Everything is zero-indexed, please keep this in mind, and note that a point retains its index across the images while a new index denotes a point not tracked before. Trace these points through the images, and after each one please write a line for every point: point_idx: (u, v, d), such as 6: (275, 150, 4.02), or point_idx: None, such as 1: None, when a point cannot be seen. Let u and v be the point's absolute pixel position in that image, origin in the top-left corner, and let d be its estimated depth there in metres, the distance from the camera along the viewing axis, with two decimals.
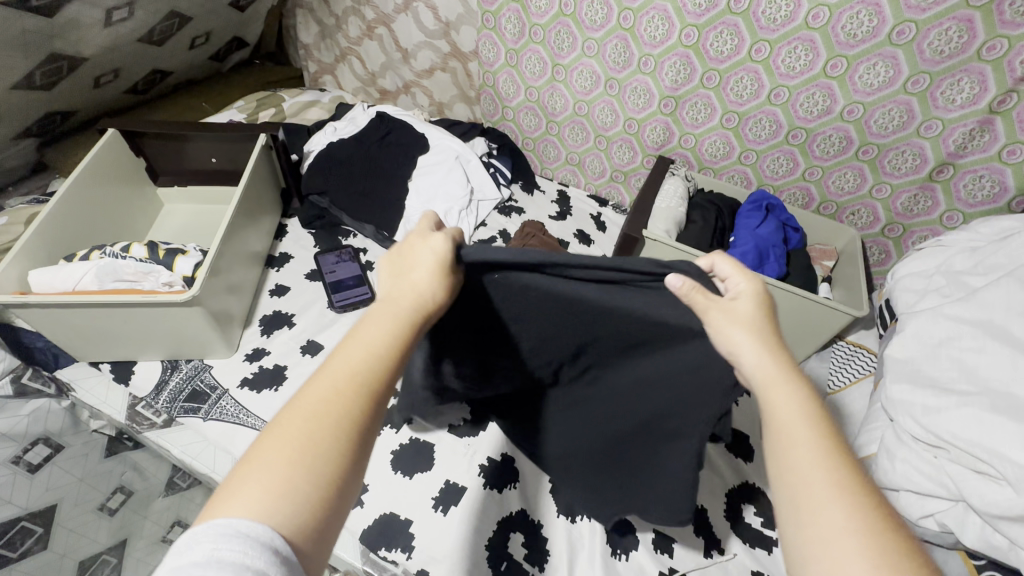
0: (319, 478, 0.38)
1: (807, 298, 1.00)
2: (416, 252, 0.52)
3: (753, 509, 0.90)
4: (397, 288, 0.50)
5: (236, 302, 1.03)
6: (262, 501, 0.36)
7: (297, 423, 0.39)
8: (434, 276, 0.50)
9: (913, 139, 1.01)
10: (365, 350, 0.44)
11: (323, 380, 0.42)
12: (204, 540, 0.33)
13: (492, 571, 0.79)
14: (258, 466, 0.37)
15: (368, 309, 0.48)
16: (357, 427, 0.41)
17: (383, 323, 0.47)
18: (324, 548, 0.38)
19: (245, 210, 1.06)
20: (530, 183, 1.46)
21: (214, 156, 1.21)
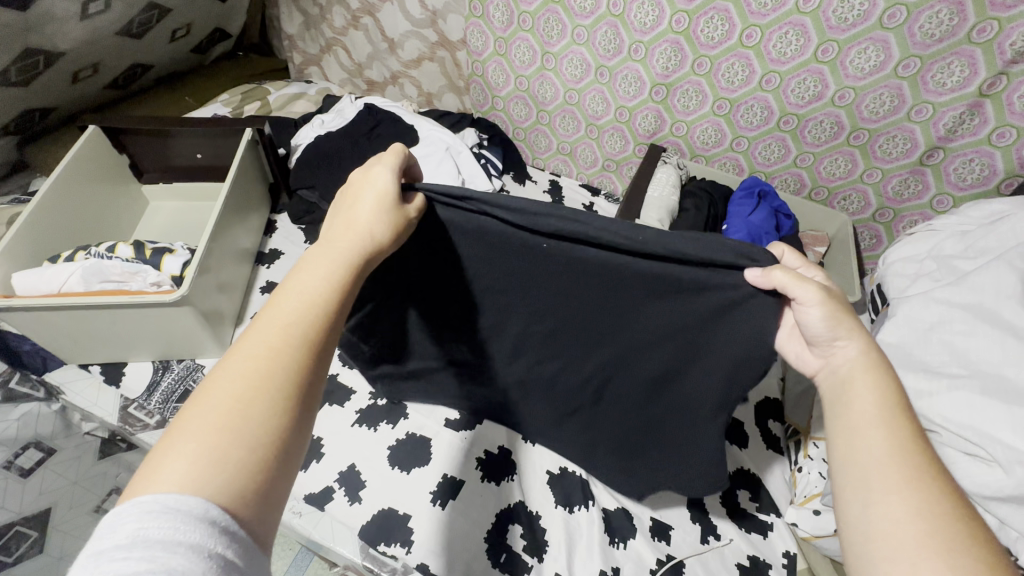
0: (254, 438, 0.37)
1: None
2: (355, 198, 0.51)
3: (748, 494, 0.91)
4: (336, 237, 0.49)
5: (227, 300, 1.02)
6: (192, 469, 0.34)
7: (228, 385, 0.38)
8: (375, 221, 0.49)
9: (904, 124, 1.01)
10: (298, 303, 0.43)
11: (255, 338, 0.41)
12: (129, 518, 0.31)
13: (492, 563, 0.79)
14: (186, 433, 0.36)
15: (303, 259, 0.47)
16: (294, 382, 0.40)
17: (319, 274, 0.46)
18: (271, 513, 0.36)
19: (232, 207, 1.04)
20: (522, 174, 1.46)
21: (199, 152, 1.17)
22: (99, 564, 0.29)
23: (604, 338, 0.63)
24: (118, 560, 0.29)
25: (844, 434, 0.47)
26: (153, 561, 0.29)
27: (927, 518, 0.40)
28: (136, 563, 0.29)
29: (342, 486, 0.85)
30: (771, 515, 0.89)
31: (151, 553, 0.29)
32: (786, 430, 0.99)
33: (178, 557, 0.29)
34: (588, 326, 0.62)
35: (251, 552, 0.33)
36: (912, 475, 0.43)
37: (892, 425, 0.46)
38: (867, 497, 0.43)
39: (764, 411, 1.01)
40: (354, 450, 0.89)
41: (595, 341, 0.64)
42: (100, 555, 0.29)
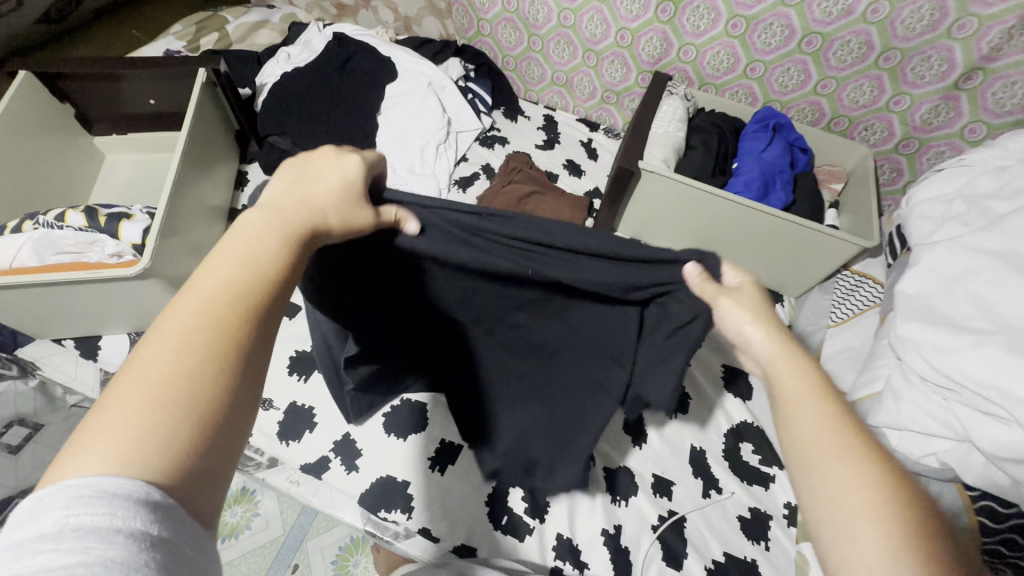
0: (196, 410, 0.31)
1: (813, 230, 0.93)
2: (318, 171, 0.45)
3: (751, 447, 0.90)
4: (290, 204, 0.42)
5: (199, 264, 0.95)
6: (123, 449, 0.28)
7: (167, 352, 0.32)
8: (335, 199, 0.44)
9: (941, 42, 0.90)
10: (247, 266, 0.37)
11: (200, 302, 0.35)
12: (55, 506, 0.25)
13: (493, 525, 0.79)
14: (120, 399, 0.30)
15: (254, 215, 0.40)
16: (241, 354, 0.34)
17: (265, 237, 0.39)
18: (215, 493, 0.31)
19: (194, 160, 0.94)
20: (513, 109, 1.33)
21: (152, 97, 1.04)
22: (18, 559, 0.23)
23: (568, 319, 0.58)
24: (44, 552, 0.23)
25: (781, 410, 0.45)
26: (87, 552, 0.24)
27: (883, 501, 0.37)
28: (65, 556, 0.23)
29: (338, 455, 0.83)
30: (773, 467, 0.88)
31: (84, 544, 0.24)
32: None
33: (117, 548, 0.24)
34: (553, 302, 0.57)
35: (197, 536, 0.28)
36: (848, 436, 0.40)
37: (820, 396, 0.43)
38: (820, 488, 0.39)
39: None
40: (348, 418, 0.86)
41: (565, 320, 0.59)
42: (19, 546, 0.24)
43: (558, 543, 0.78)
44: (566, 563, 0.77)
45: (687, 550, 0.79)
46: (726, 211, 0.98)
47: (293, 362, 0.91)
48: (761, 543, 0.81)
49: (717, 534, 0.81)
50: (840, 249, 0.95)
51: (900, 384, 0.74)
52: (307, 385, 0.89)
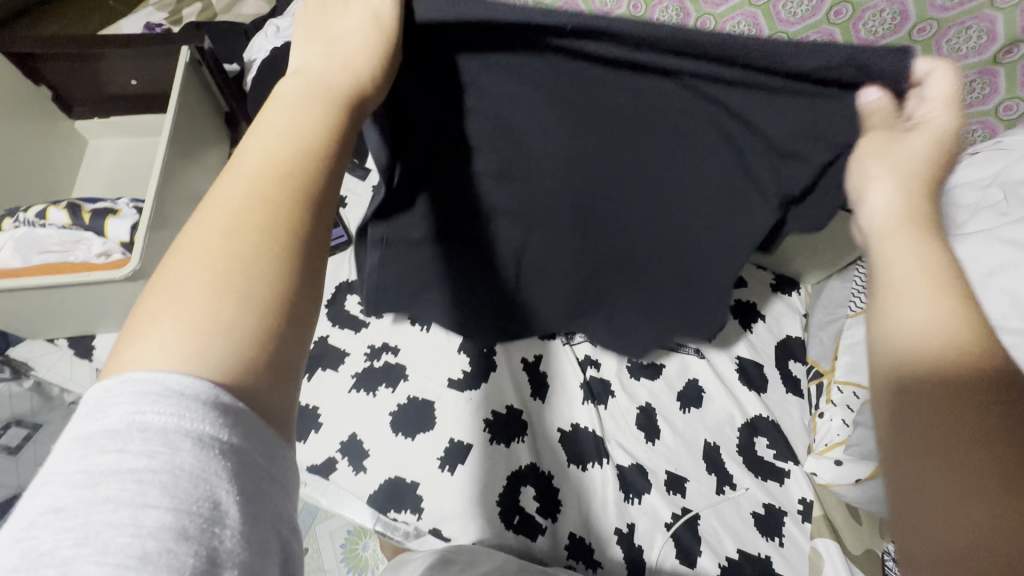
0: (255, 297, 0.27)
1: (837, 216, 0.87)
2: (345, 24, 0.38)
3: (765, 442, 0.89)
4: (321, 73, 0.36)
5: None
6: (182, 340, 0.25)
7: (214, 236, 0.28)
8: (373, 61, 0.38)
9: (983, 11, 0.83)
10: (282, 142, 0.32)
11: (240, 182, 0.30)
12: (121, 399, 0.23)
13: (505, 526, 0.77)
14: (171, 290, 0.27)
15: (285, 89, 0.35)
16: (296, 233, 0.30)
17: (305, 116, 0.34)
18: (284, 386, 0.27)
19: (181, 146, 0.88)
20: None
21: (134, 78, 0.98)
22: (86, 456, 0.22)
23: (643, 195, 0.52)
24: (112, 452, 0.22)
25: (878, 297, 0.39)
26: (155, 455, 0.22)
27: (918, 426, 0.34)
28: (133, 459, 0.22)
29: (345, 455, 0.81)
30: (788, 462, 0.87)
31: (152, 447, 0.22)
32: (807, 371, 0.97)
33: (184, 455, 0.22)
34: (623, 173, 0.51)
35: (266, 435, 0.25)
36: (937, 351, 0.35)
37: (933, 291, 0.37)
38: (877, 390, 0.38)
39: (783, 352, 0.98)
40: (354, 417, 0.84)
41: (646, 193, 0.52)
42: (88, 440, 0.22)
43: (571, 541, 0.78)
44: (579, 563, 0.76)
45: (701, 548, 0.78)
46: None
47: None
48: (774, 539, 0.81)
49: (730, 530, 0.81)
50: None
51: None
52: (311, 384, 0.86)
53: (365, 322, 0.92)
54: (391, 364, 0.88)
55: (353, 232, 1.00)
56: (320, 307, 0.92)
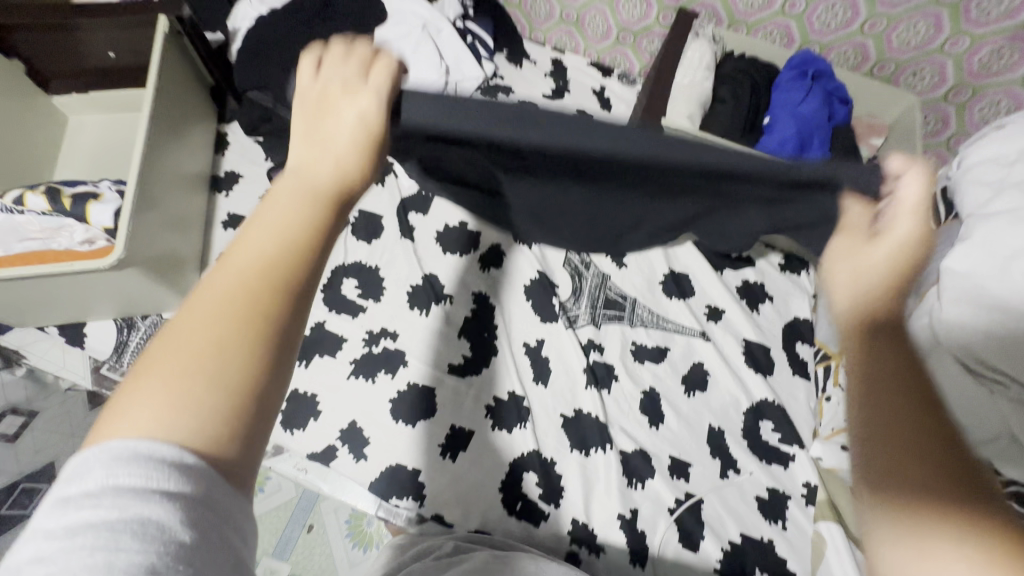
0: (228, 378, 0.26)
1: None
2: (338, 113, 0.37)
3: (770, 425, 0.87)
4: (315, 160, 0.35)
5: (184, 240, 0.86)
6: (156, 416, 0.24)
7: (198, 313, 0.27)
8: (364, 150, 0.36)
9: None
10: (272, 229, 0.31)
11: (228, 262, 0.29)
12: (95, 464, 0.22)
13: (508, 512, 0.77)
14: (153, 375, 0.25)
15: (278, 179, 0.34)
16: (272, 315, 0.28)
17: (295, 202, 0.32)
18: (251, 461, 0.26)
19: (164, 125, 0.84)
20: (518, 53, 1.19)
21: (112, 50, 0.92)
22: (65, 514, 0.21)
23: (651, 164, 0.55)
24: (85, 509, 0.21)
25: (847, 317, 0.39)
26: (125, 509, 0.21)
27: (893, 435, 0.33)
28: (104, 514, 0.21)
29: (345, 443, 0.80)
30: (793, 446, 0.86)
31: (122, 502, 0.21)
32: (814, 354, 0.95)
33: (153, 507, 0.21)
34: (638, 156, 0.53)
35: (231, 504, 0.24)
36: (896, 368, 0.35)
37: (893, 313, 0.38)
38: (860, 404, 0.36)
39: (791, 334, 0.96)
40: (353, 405, 0.82)
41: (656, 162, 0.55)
42: (66, 502, 0.22)
43: (573, 527, 0.77)
44: (582, 547, 0.76)
45: (704, 532, 0.78)
46: None
47: None
48: (778, 523, 0.80)
49: (734, 514, 0.80)
50: None
51: (936, 373, 0.69)
52: (309, 370, 0.84)
53: (362, 307, 0.89)
54: (390, 349, 0.86)
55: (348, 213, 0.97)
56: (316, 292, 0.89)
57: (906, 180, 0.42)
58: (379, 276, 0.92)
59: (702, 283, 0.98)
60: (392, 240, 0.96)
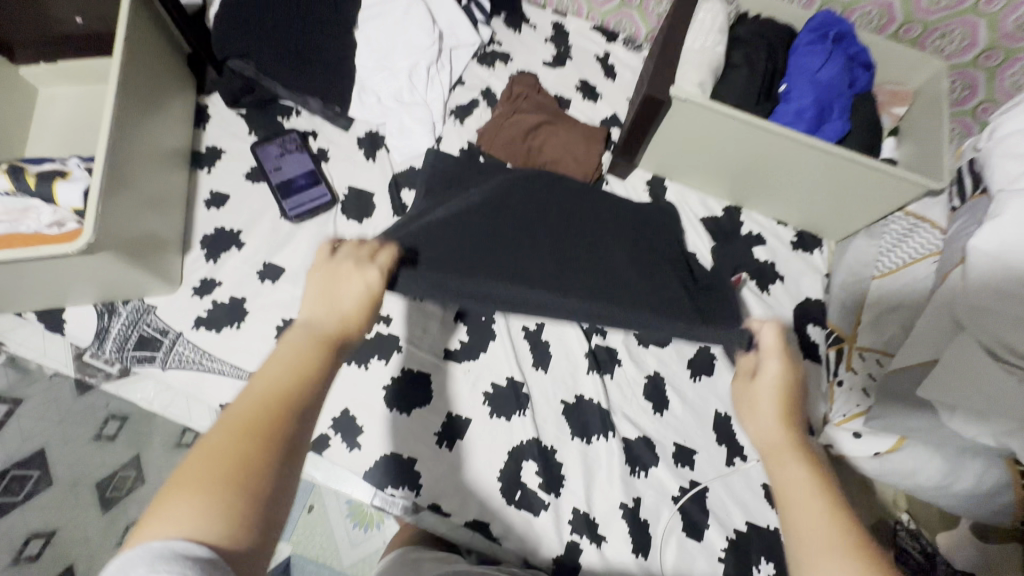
0: (251, 488, 0.33)
1: (854, 162, 0.81)
2: (346, 281, 0.48)
3: None
4: (323, 316, 0.45)
5: (164, 221, 0.81)
6: (193, 520, 0.31)
7: (226, 434, 0.35)
8: (362, 306, 0.47)
9: None
10: (289, 363, 0.40)
11: (253, 390, 0.38)
12: (140, 562, 0.28)
13: (507, 501, 0.75)
14: (186, 485, 0.32)
15: (295, 326, 0.44)
16: (288, 435, 0.36)
17: (307, 344, 0.42)
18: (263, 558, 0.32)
19: (136, 98, 0.78)
20: (516, 16, 1.11)
21: (80, 16, 0.88)
22: None
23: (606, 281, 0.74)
24: None
25: (745, 410, 0.48)
26: None
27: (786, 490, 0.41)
28: None
29: (338, 432, 0.77)
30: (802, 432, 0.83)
31: None
32: (825, 336, 0.91)
33: None
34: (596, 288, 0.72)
35: None
36: (777, 443, 0.44)
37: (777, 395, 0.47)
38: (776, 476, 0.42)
39: (802, 316, 0.92)
40: (345, 393, 0.79)
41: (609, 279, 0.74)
42: None
43: (574, 517, 0.75)
44: (583, 537, 0.74)
45: (710, 521, 0.76)
46: (758, 139, 0.83)
47: (280, 331, 0.81)
48: None
49: (739, 502, 0.78)
50: (877, 188, 0.85)
51: (958, 358, 0.66)
52: None
53: None
54: (382, 335, 0.83)
55: (337, 191, 0.92)
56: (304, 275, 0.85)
57: (765, 325, 0.57)
58: None
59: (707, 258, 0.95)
60: (384, 219, 0.91)
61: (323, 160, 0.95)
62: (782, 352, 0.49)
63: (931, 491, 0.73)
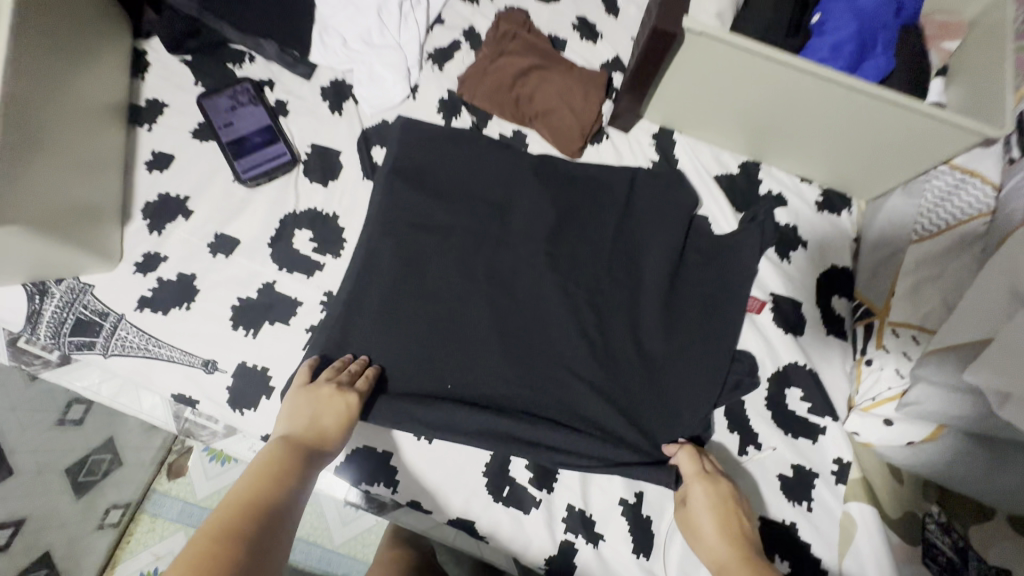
0: None
1: (903, 108, 0.68)
2: (326, 404, 0.59)
3: (799, 394, 0.76)
4: (300, 434, 0.57)
5: (98, 188, 0.70)
6: None
7: (195, 546, 0.42)
8: (339, 428, 0.59)
9: None
10: (255, 483, 0.49)
11: (225, 509, 0.46)
12: None
13: (494, 498, 0.67)
14: None
15: (264, 450, 0.54)
16: (250, 540, 0.44)
17: (277, 463, 0.52)
18: None
19: (56, 40, 0.65)
20: None
21: None
22: None
23: (542, 362, 0.69)
24: None
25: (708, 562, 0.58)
26: None
27: None
28: None
29: None
30: (824, 418, 0.75)
31: None
32: (852, 309, 0.81)
33: None
34: (532, 376, 0.68)
35: None
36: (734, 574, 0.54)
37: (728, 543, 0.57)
38: None
39: (827, 286, 0.82)
40: None
41: (555, 351, 0.69)
42: None
43: (569, 514, 0.67)
44: (579, 536, 0.67)
45: None
46: (789, 81, 0.71)
47: (235, 313, 0.72)
48: (803, 504, 0.71)
49: (751, 496, 0.70)
50: (929, 140, 0.72)
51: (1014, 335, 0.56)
52: (258, 342, 0.71)
53: (318, 264, 0.75)
54: None
55: (298, 150, 0.81)
56: (262, 248, 0.75)
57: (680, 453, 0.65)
58: (337, 226, 0.77)
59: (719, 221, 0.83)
60: (353, 181, 0.80)
61: (282, 114, 0.83)
62: (706, 477, 0.63)
63: (960, 485, 0.67)
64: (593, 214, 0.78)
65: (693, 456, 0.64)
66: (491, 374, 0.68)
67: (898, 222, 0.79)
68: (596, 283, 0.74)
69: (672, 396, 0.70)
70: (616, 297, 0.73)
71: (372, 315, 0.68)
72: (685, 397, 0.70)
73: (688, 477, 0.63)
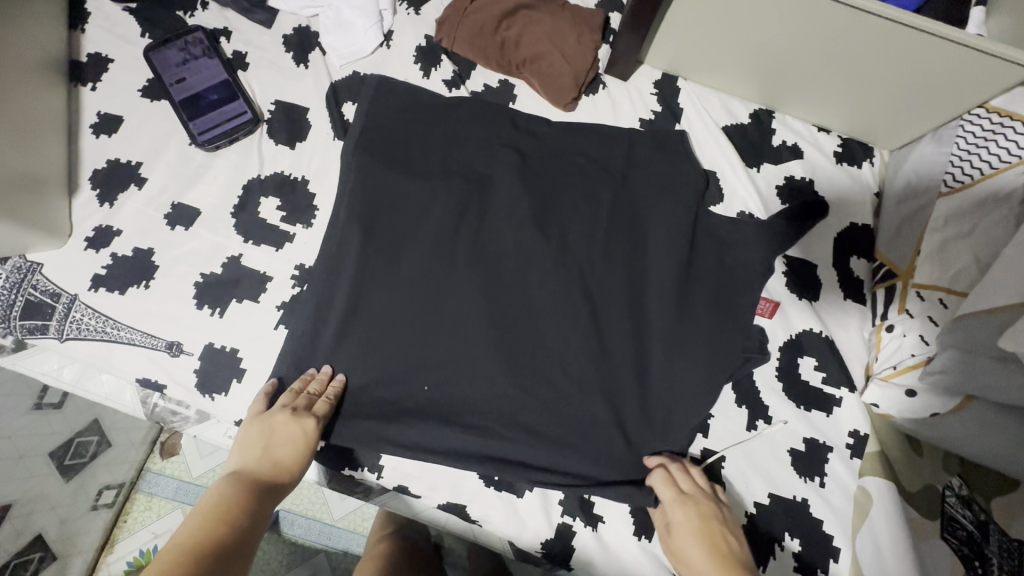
0: None
1: (939, 38, 0.60)
2: (281, 432, 0.55)
3: (813, 363, 0.70)
4: (253, 468, 0.53)
5: (40, 154, 0.63)
6: None
7: None
8: (297, 457, 0.55)
9: None
10: (200, 529, 0.46)
11: (166, 559, 0.43)
12: None
13: (485, 482, 0.63)
14: None
15: (212, 488, 0.51)
16: None
17: (225, 504, 0.49)
18: None
19: None
20: None
21: None
22: None
23: (532, 337, 0.64)
24: None
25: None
26: None
27: None
28: None
29: None
30: (840, 388, 0.69)
31: None
32: (871, 271, 0.75)
33: None
34: (518, 366, 0.63)
35: None
36: None
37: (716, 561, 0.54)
38: None
39: (846, 245, 0.75)
40: None
41: (547, 325, 0.64)
42: None
43: (565, 497, 0.63)
44: (576, 519, 0.63)
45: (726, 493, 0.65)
46: (810, 10, 0.62)
47: (199, 290, 0.66)
48: (815, 479, 0.66)
49: (761, 472, 0.66)
50: (965, 77, 0.64)
51: None
52: (225, 321, 0.65)
53: (288, 235, 0.69)
54: None
55: (260, 109, 0.73)
56: (224, 218, 0.68)
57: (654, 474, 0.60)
58: (307, 192, 0.70)
59: (743, 200, 0.75)
60: (323, 143, 0.72)
61: (240, 67, 0.74)
62: (685, 499, 0.58)
63: (986, 458, 0.64)
64: (588, 172, 0.70)
65: (669, 473, 0.60)
66: (479, 352, 0.63)
67: (925, 174, 0.71)
68: (593, 249, 0.67)
69: (674, 368, 0.65)
70: (613, 264, 0.67)
71: (348, 289, 0.63)
72: (688, 368, 0.65)
73: (665, 493, 0.59)
